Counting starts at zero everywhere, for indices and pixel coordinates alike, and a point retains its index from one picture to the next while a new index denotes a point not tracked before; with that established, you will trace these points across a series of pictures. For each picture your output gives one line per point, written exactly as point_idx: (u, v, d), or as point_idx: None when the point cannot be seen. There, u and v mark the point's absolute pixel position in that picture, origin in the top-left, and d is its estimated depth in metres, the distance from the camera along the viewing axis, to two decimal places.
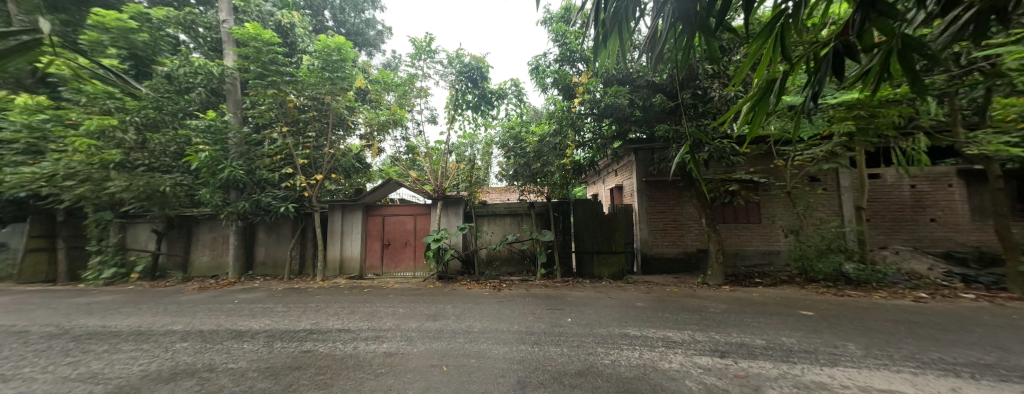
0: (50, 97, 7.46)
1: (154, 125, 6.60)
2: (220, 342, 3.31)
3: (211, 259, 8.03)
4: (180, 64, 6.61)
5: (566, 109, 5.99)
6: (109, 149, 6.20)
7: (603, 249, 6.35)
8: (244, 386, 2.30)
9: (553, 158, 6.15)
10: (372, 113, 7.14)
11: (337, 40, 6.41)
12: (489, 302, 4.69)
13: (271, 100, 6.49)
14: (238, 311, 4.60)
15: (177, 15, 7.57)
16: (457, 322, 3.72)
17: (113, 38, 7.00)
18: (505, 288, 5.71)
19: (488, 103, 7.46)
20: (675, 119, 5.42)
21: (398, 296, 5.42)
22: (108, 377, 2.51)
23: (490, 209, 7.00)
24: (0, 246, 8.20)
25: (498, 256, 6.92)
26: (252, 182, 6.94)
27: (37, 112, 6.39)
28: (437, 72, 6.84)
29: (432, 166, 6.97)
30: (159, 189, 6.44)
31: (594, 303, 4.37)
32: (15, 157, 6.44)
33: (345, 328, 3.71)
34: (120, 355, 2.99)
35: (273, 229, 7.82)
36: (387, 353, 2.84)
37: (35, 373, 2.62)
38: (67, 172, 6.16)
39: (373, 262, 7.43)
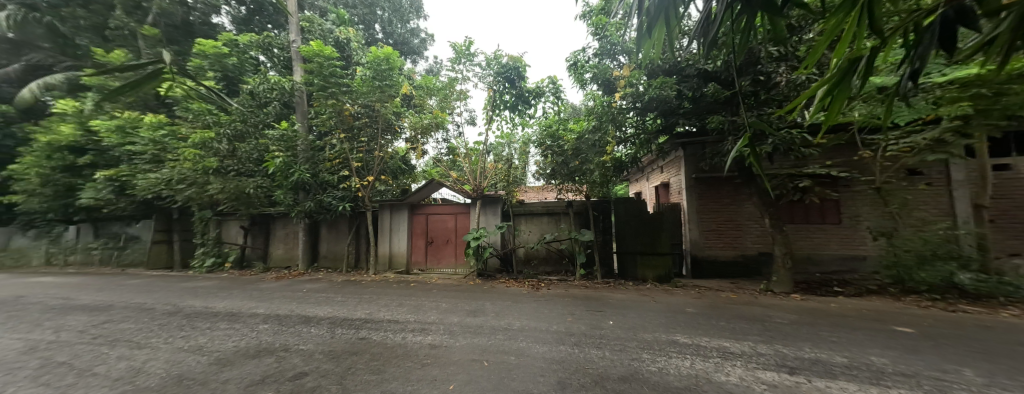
0: (168, 115, 9.15)
1: (241, 136, 7.61)
2: (293, 326, 3.77)
3: (284, 252, 9.15)
4: (260, 81, 7.60)
5: (607, 104, 5.72)
6: (209, 157, 7.32)
7: (647, 250, 6.03)
8: (312, 366, 2.59)
9: (593, 155, 5.88)
10: (417, 117, 7.50)
11: (386, 50, 6.99)
12: (528, 300, 4.71)
13: (331, 110, 7.15)
14: (307, 299, 5.19)
15: (257, 39, 8.54)
16: (497, 319, 3.79)
17: (211, 63, 8.36)
18: (543, 287, 5.69)
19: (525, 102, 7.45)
20: (730, 109, 4.97)
21: (441, 291, 5.69)
22: (210, 350, 2.99)
23: (528, 208, 7.01)
24: (135, 239, 10.19)
25: (536, 255, 6.91)
26: (316, 184, 7.78)
27: (160, 129, 7.84)
28: (476, 74, 7.01)
29: (471, 167, 7.17)
30: (245, 191, 7.49)
31: (638, 306, 4.16)
32: (145, 165, 7.93)
33: (394, 319, 4.00)
34: (218, 332, 3.54)
35: (333, 226, 8.67)
36: (432, 345, 3.00)
37: (162, 342, 3.23)
38: (179, 178, 7.45)
39: (418, 258, 7.88)
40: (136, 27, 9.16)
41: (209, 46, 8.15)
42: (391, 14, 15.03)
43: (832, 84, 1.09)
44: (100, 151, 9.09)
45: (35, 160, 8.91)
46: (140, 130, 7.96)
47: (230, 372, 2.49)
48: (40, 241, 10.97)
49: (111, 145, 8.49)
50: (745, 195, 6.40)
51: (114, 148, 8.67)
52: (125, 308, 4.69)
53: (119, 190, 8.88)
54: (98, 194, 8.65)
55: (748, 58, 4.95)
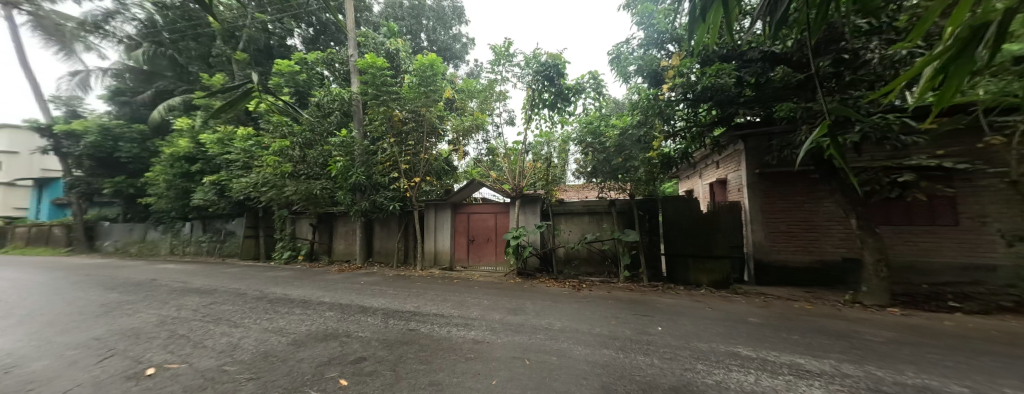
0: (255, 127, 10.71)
1: (310, 143, 8.54)
2: (353, 314, 4.15)
3: (344, 247, 10.12)
4: (324, 94, 8.51)
5: (653, 97, 5.31)
6: (286, 163, 8.30)
7: (699, 253, 5.58)
8: (370, 351, 2.84)
9: (638, 151, 5.57)
10: (458, 120, 7.79)
11: (430, 57, 7.39)
12: (569, 301, 4.63)
13: (383, 117, 7.73)
14: (364, 291, 5.68)
15: (322, 56, 9.53)
16: (537, 319, 3.79)
17: (287, 80, 9.66)
18: (585, 288, 5.55)
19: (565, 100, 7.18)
20: (805, 94, 4.43)
21: (483, 288, 5.84)
22: (288, 332, 3.43)
23: (567, 207, 6.89)
24: (231, 233, 12.05)
25: (577, 256, 6.75)
26: (370, 185, 8.48)
27: (249, 140, 9.15)
28: (515, 74, 7.05)
29: (511, 166, 7.24)
30: (313, 192, 8.42)
31: (691, 313, 3.87)
32: (238, 171, 9.31)
33: (440, 313, 4.20)
34: (293, 316, 4.04)
35: (384, 224, 9.39)
36: (475, 340, 3.10)
37: (252, 322, 3.79)
38: (262, 182, 8.63)
39: (461, 256, 8.19)
40: (231, 54, 10.88)
41: (286, 66, 9.36)
42: (434, 22, 15.89)
43: (949, 59, 0.90)
44: (205, 159, 10.93)
45: (162, 169, 11.02)
46: (235, 142, 9.30)
47: (304, 352, 2.83)
48: (165, 235, 13.49)
49: (213, 154, 10.16)
50: (823, 192, 5.60)
51: (215, 157, 10.37)
52: (225, 292, 5.58)
53: (219, 192, 10.58)
54: (206, 196, 10.44)
55: (828, 34, 4.33)
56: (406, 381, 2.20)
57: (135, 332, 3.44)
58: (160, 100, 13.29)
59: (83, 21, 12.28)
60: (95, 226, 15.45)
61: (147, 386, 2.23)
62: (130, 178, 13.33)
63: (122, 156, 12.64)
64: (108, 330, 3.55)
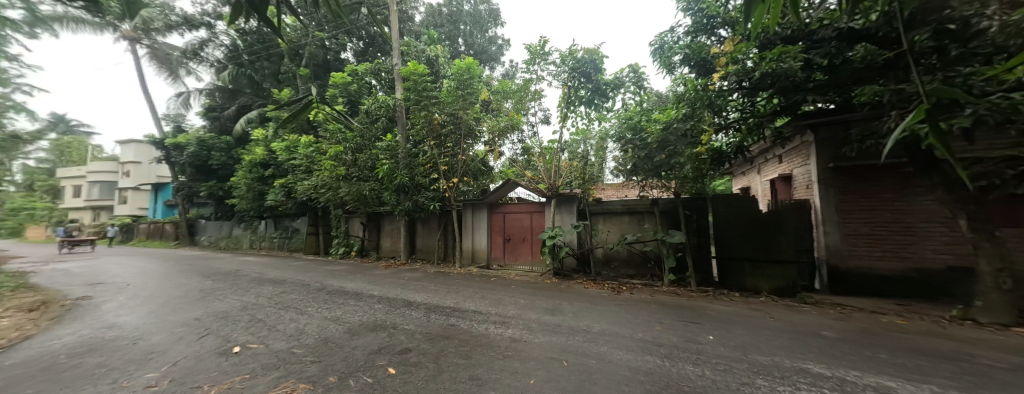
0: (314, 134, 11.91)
1: (360, 148, 9.20)
2: (398, 308, 4.42)
3: (390, 244, 10.83)
4: (373, 102, 9.17)
5: (702, 87, 4.81)
6: (341, 167, 9.03)
7: (757, 256, 5.07)
8: (414, 343, 3.00)
9: (684, 147, 4.96)
10: (494, 121, 7.96)
11: (467, 61, 7.74)
12: (608, 304, 4.49)
13: (424, 121, 8.13)
14: (408, 286, 6.03)
15: (370, 67, 10.29)
16: (575, 320, 3.72)
17: (341, 91, 10.55)
18: (625, 291, 5.33)
19: (602, 95, 7.13)
20: (892, 75, 3.68)
21: (520, 287, 5.88)
22: (344, 321, 3.76)
23: (605, 207, 6.64)
24: (296, 231, 13.53)
25: (616, 257, 6.49)
26: (413, 186, 8.95)
27: (311, 148, 10.17)
28: (550, 73, 6.98)
29: (546, 166, 7.19)
30: (362, 193, 9.13)
31: (747, 322, 3.53)
32: (302, 175, 10.39)
33: (478, 310, 4.32)
34: (347, 307, 4.42)
35: (425, 223, 9.87)
36: (513, 339, 3.13)
37: (314, 310, 4.22)
38: (320, 184, 9.54)
39: (498, 255, 8.32)
40: (296, 70, 12.24)
41: (340, 78, 10.25)
42: (471, 27, 16.42)
43: None
44: (275, 165, 12.41)
45: (243, 174, 12.73)
46: (300, 150, 10.27)
47: (356, 341, 3.08)
48: (244, 231, 15.53)
49: (281, 160, 11.48)
50: (919, 188, 4.75)
51: (284, 162, 11.72)
52: (292, 282, 6.29)
53: (287, 194, 11.93)
54: (276, 197, 11.84)
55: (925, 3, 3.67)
56: (447, 374, 2.29)
57: (223, 315, 4.01)
58: (241, 114, 15.35)
59: (184, 50, 14.60)
60: (194, 223, 18.33)
61: (235, 361, 2.60)
62: (218, 182, 15.57)
63: (212, 163, 14.81)
64: (204, 311, 4.18)
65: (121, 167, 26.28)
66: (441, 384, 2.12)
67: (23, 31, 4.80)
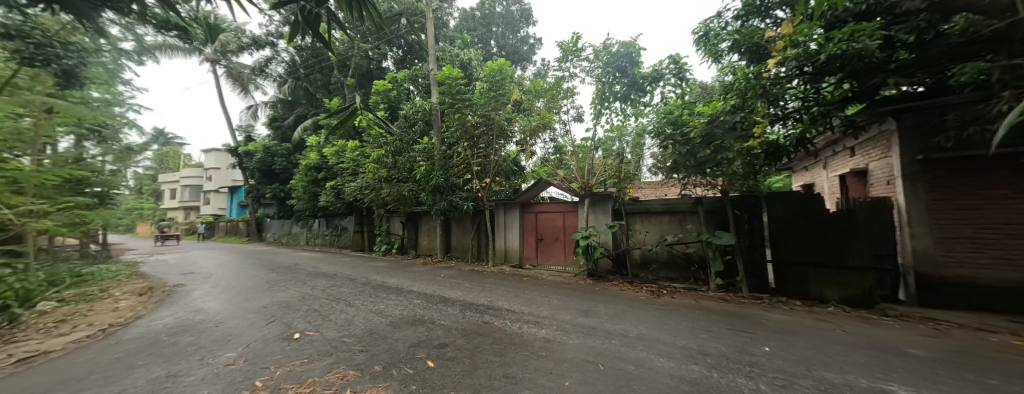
0: (359, 139, 12.82)
1: (398, 151, 9.67)
2: (435, 303, 4.61)
3: (427, 242, 11.31)
4: (411, 107, 9.63)
5: (755, 75, 4.18)
6: (384, 169, 9.62)
7: (824, 261, 4.52)
8: (451, 339, 3.11)
9: (734, 142, 4.45)
10: (525, 120, 8.00)
11: (499, 63, 7.87)
12: (647, 308, 4.28)
13: (458, 123, 8.32)
14: (444, 283, 6.25)
15: (409, 73, 10.84)
16: (611, 323, 3.59)
17: (383, 98, 11.23)
18: (666, 295, 5.06)
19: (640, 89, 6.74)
20: (1003, 49, 3.07)
21: (553, 287, 5.82)
22: (387, 314, 4.00)
23: (642, 206, 6.33)
24: (344, 229, 14.66)
25: (655, 258, 6.18)
26: (447, 186, 9.26)
27: (356, 152, 10.94)
28: (583, 69, 6.82)
29: (579, 164, 7.04)
30: (401, 193, 9.62)
31: (811, 334, 3.16)
32: (349, 177, 11.22)
33: (511, 309, 4.35)
34: (389, 301, 4.70)
35: (460, 222, 10.17)
36: (546, 339, 3.11)
37: (360, 303, 4.54)
38: (364, 186, 10.23)
39: (530, 254, 8.33)
40: (343, 80, 13.28)
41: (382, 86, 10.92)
42: (503, 28, 16.66)
43: None
44: (326, 168, 13.56)
45: (299, 177, 14.08)
46: (348, 155, 11.07)
47: (398, 333, 3.26)
48: (301, 229, 17.16)
49: (331, 164, 12.50)
50: None
51: (333, 166, 12.75)
52: (341, 276, 6.82)
53: (336, 195, 12.98)
54: (327, 198, 12.94)
55: None
56: (482, 371, 2.33)
57: (284, 304, 4.46)
58: (298, 123, 16.99)
59: (253, 68, 16.50)
60: (261, 221, 20.65)
61: (296, 346, 2.89)
62: (280, 184, 17.38)
63: (275, 168, 16.55)
64: (270, 300, 4.69)
65: (205, 173, 30.41)
66: (476, 380, 2.16)
67: (134, 60, 5.73)
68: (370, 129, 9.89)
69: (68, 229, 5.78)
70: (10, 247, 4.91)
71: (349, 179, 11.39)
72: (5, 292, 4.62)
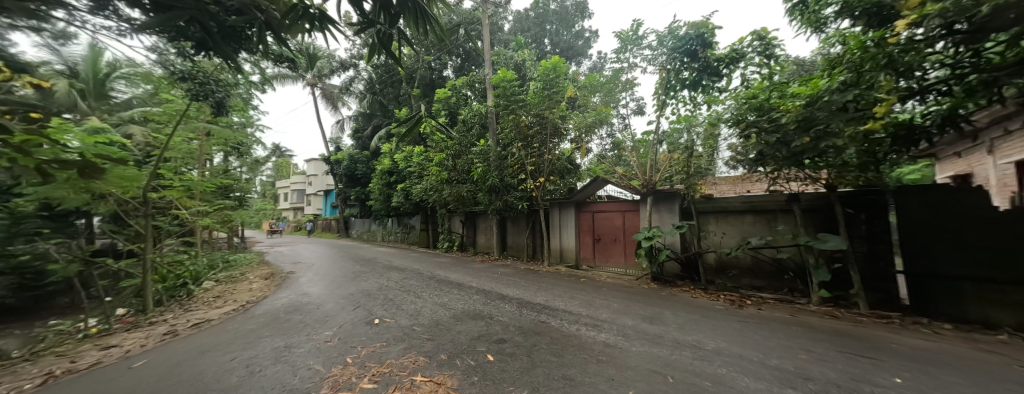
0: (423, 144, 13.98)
1: (456, 154, 10.20)
2: (494, 300, 4.77)
3: (484, 240, 11.82)
4: (469, 112, 10.10)
5: (884, 40, 3.07)
6: (445, 170, 10.36)
7: (987, 275, 3.38)
8: (509, 335, 3.18)
9: (845, 125, 3.47)
10: (581, 117, 7.82)
11: (554, 60, 7.82)
12: (725, 319, 3.80)
13: (512, 124, 8.46)
14: (501, 280, 6.44)
15: (468, 79, 11.44)
16: (681, 333, 3.28)
17: (444, 105, 12.05)
18: (750, 305, 4.45)
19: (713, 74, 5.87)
20: None
21: (612, 290, 5.55)
22: (451, 307, 4.28)
23: (718, 204, 5.64)
24: (412, 227, 16.17)
25: (736, 264, 5.46)
26: (502, 187, 9.50)
27: (421, 156, 11.95)
28: (645, 57, 6.36)
29: (640, 160, 6.61)
30: (459, 194, 10.16)
31: (966, 368, 2.43)
32: (416, 179, 12.36)
33: (568, 310, 4.28)
34: (452, 295, 5.02)
35: (515, 222, 10.40)
36: (607, 343, 2.98)
37: (427, 295, 4.94)
38: (428, 187, 11.09)
39: (587, 255, 8.11)
40: (411, 92, 14.66)
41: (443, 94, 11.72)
42: (558, 25, 16.52)
43: None
44: (397, 172, 15.09)
45: (376, 181, 15.97)
46: (415, 159, 12.15)
47: (460, 326, 3.46)
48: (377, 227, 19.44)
49: (401, 168, 13.85)
50: None
51: (403, 170, 14.13)
52: (411, 270, 7.53)
53: (405, 196, 14.37)
54: (397, 199, 14.42)
55: None
56: (540, 370, 2.34)
57: (365, 293, 5.09)
58: (375, 133, 19.24)
59: (340, 88, 19.26)
60: (348, 220, 23.99)
61: (376, 330, 3.27)
62: (362, 188, 19.92)
63: (357, 173, 19.03)
64: (355, 289, 5.41)
65: (307, 180, 36.48)
66: (535, 378, 2.17)
67: (261, 90, 7.16)
68: (432, 134, 10.66)
69: (220, 225, 7.50)
70: (186, 239, 6.56)
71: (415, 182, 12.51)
72: (185, 272, 6.20)
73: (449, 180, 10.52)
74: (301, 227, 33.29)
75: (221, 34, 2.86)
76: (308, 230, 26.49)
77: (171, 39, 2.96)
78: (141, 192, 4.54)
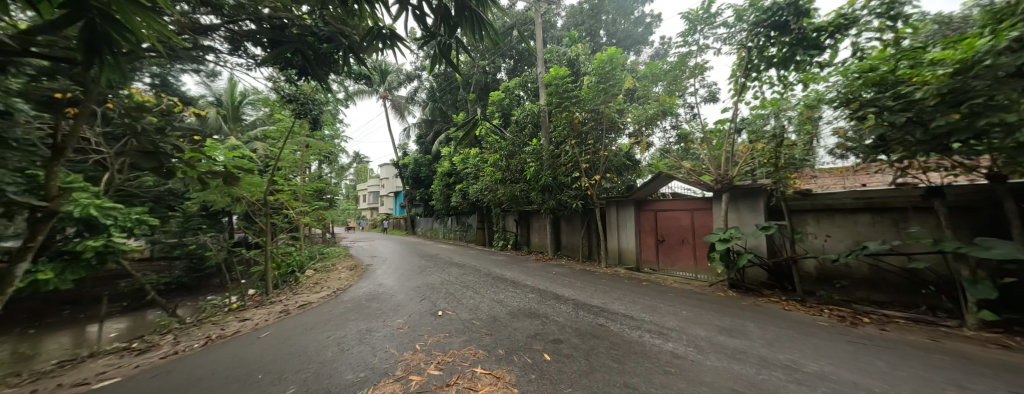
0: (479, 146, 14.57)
1: (510, 154, 10.40)
2: (549, 299, 4.75)
3: (538, 239, 11.89)
4: (522, 112, 10.18)
5: None
6: (498, 171, 10.65)
7: None
8: (565, 336, 3.12)
9: (1020, 95, 2.60)
10: (640, 109, 7.04)
11: (610, 51, 7.44)
12: (829, 338, 3.18)
13: (565, 121, 8.30)
14: (557, 280, 6.38)
15: (521, 79, 11.53)
16: (769, 350, 2.84)
17: (497, 107, 12.36)
18: (865, 323, 3.67)
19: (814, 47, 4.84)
20: None
21: (680, 296, 5.09)
22: (508, 304, 4.39)
23: (820, 201, 4.76)
24: (470, 225, 17.04)
25: (846, 273, 4.56)
26: (556, 186, 9.39)
27: (477, 157, 12.51)
28: (719, 37, 5.65)
29: (712, 153, 5.93)
30: (512, 193, 10.35)
31: None
32: (472, 179, 12.98)
33: (629, 314, 4.05)
34: (508, 292, 5.15)
35: (570, 221, 10.24)
36: (675, 354, 2.74)
37: (485, 291, 5.15)
38: (484, 188, 11.52)
39: (650, 257, 7.58)
40: (467, 96, 15.45)
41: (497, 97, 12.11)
42: (615, 13, 15.76)
43: None
44: (456, 174, 16.00)
45: (438, 183, 17.25)
46: (471, 161, 12.75)
47: (517, 323, 3.53)
48: (439, 225, 20.92)
49: (459, 169, 14.66)
50: None
51: (460, 171, 14.94)
52: (470, 267, 7.92)
53: (463, 197, 15.21)
54: (456, 199, 15.34)
55: None
56: (600, 374, 2.25)
57: (430, 286, 5.52)
58: (436, 138, 20.70)
59: (406, 98, 21.22)
60: (414, 218, 26.29)
61: (440, 322, 3.51)
62: (425, 189, 21.64)
63: (421, 176, 20.74)
64: (421, 282, 5.91)
65: (380, 182, 40.99)
66: (595, 382, 2.10)
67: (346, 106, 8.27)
68: (487, 136, 11.04)
69: (317, 223, 8.88)
70: (292, 234, 7.91)
71: (472, 182, 13.15)
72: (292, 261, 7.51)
73: (502, 180, 10.76)
74: (376, 225, 37.62)
75: (316, 61, 3.36)
76: (382, 227, 29.92)
77: (282, 69, 3.61)
78: (263, 196, 5.62)
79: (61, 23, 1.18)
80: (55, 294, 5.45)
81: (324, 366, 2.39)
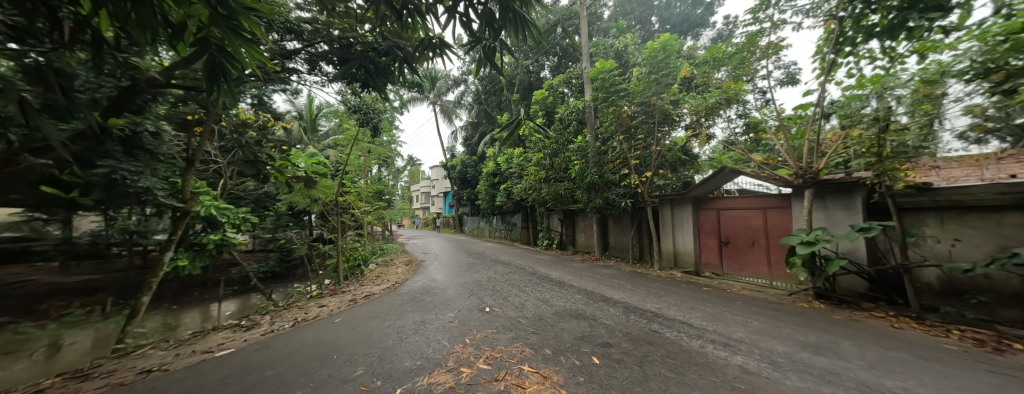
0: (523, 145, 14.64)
1: (555, 152, 10.32)
2: (598, 301, 4.58)
3: (584, 239, 11.59)
4: (565, 109, 9.96)
5: None
6: (542, 170, 10.59)
7: None
8: (614, 340, 2.99)
9: None
10: (698, 99, 6.47)
11: (663, 38, 6.92)
12: (959, 365, 2.56)
13: (612, 117, 7.94)
14: (605, 282, 6.16)
15: (565, 76, 11.30)
16: (872, 374, 2.39)
17: (540, 106, 12.29)
18: (1015, 349, 2.89)
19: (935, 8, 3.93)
20: None
21: (750, 305, 4.53)
22: (554, 303, 4.34)
23: (944, 197, 3.86)
24: (515, 224, 17.25)
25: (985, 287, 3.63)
26: (603, 184, 9.05)
27: (521, 157, 12.58)
28: (799, 10, 4.91)
29: (790, 143, 5.16)
30: (556, 192, 10.25)
31: None
32: (516, 179, 13.14)
33: (688, 321, 3.74)
34: (554, 292, 5.09)
35: (618, 220, 9.80)
36: (744, 369, 2.45)
37: (531, 290, 5.15)
38: (527, 187, 11.56)
39: (712, 260, 6.91)
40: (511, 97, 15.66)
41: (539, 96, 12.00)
42: None
43: None
44: (500, 174, 16.30)
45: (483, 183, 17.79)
46: (515, 161, 12.86)
47: (563, 324, 3.47)
48: (485, 224, 21.52)
49: (504, 170, 14.91)
50: None
51: (504, 171, 15.18)
52: (515, 265, 8.03)
53: (507, 196, 15.47)
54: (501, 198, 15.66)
55: None
56: (654, 383, 2.11)
57: (478, 283, 5.70)
58: (481, 139, 21.35)
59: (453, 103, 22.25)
60: (462, 217, 27.45)
61: (488, 317, 3.62)
62: (472, 189, 22.44)
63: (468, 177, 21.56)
64: (470, 279, 6.14)
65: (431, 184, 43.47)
66: (649, 391, 1.97)
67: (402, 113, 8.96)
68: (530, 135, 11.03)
69: (377, 221, 9.77)
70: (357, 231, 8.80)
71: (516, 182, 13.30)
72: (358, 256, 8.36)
73: (545, 179, 10.67)
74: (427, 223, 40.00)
75: (376, 74, 3.67)
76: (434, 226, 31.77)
77: (349, 83, 4.04)
78: (334, 197, 6.34)
79: (192, 60, 1.47)
80: (189, 278, 6.81)
81: (386, 352, 2.61)
